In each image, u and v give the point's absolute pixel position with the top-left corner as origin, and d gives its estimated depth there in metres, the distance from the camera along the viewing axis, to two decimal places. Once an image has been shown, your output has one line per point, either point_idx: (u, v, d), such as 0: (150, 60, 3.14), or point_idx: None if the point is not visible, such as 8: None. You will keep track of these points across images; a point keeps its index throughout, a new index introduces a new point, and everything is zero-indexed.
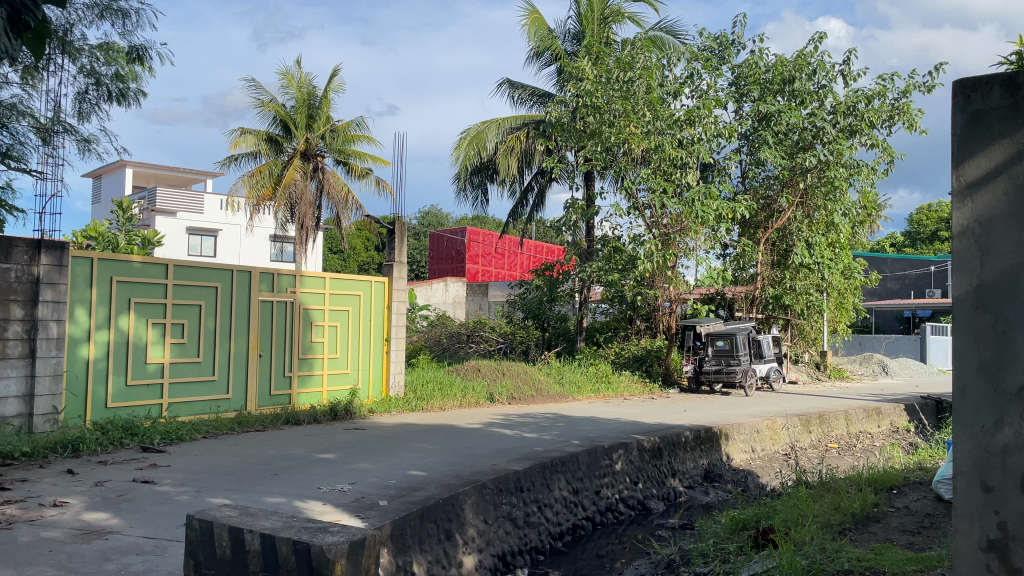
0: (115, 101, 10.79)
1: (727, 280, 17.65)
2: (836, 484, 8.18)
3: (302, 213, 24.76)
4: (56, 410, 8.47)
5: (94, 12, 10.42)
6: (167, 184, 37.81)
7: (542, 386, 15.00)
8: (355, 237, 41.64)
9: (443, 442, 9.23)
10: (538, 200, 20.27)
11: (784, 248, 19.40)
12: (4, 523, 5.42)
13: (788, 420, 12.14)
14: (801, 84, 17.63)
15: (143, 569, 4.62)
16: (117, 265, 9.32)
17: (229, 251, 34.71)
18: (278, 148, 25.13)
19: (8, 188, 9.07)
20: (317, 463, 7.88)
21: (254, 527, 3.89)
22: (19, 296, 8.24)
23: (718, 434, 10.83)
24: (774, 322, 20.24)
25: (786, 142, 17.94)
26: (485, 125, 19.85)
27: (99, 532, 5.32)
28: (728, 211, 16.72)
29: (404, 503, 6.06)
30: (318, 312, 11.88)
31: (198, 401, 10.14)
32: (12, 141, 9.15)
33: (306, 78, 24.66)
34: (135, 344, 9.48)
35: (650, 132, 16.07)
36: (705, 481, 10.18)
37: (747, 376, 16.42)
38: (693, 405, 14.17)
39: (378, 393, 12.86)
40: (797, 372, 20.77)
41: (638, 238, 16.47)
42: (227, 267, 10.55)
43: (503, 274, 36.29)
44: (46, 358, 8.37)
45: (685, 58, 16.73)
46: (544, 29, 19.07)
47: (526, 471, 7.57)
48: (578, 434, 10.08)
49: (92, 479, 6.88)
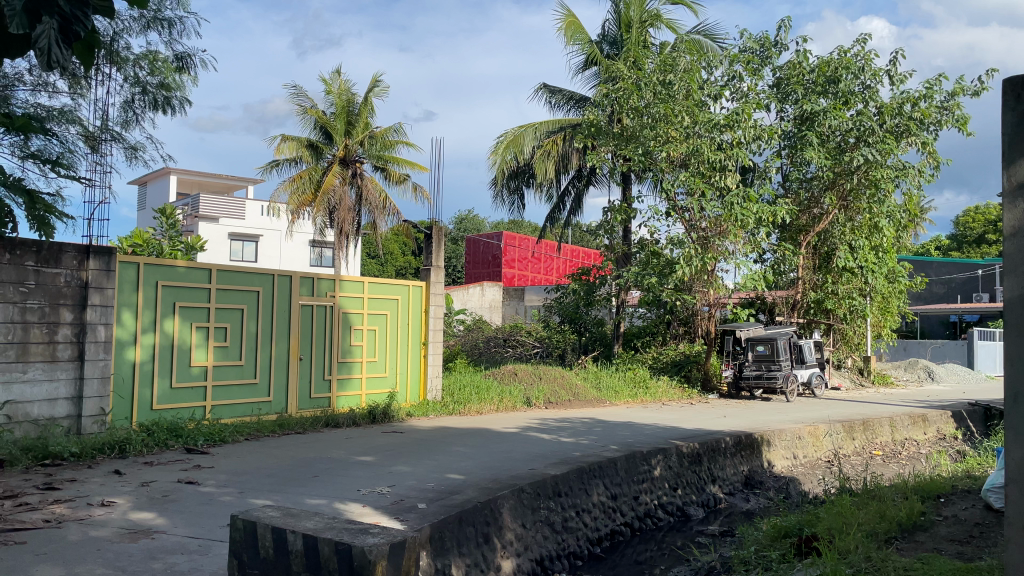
0: (160, 109, 11.01)
1: (768, 284, 17.40)
2: (881, 492, 8.01)
3: (341, 219, 25.06)
4: (104, 412, 8.66)
5: (140, 24, 10.65)
6: (210, 190, 38.50)
7: (579, 391, 14.94)
8: (393, 242, 42.12)
9: (480, 446, 9.26)
10: (576, 204, 20.21)
11: (826, 251, 19.09)
12: (55, 522, 5.54)
13: (831, 426, 11.99)
14: (846, 84, 17.39)
15: (188, 569, 4.68)
16: (162, 270, 9.51)
17: (270, 256, 35.29)
18: (318, 154, 25.41)
19: (58, 196, 9.29)
20: (356, 466, 7.95)
21: (297, 527, 3.93)
22: (68, 300, 8.44)
23: (759, 440, 10.69)
24: (816, 326, 19.90)
25: (829, 144, 17.66)
26: (522, 129, 19.84)
27: (146, 532, 5.40)
28: (769, 214, 16.53)
29: (443, 506, 6.08)
30: (357, 316, 12.01)
31: (240, 404, 10.31)
32: (62, 149, 9.37)
33: (346, 85, 24.95)
34: (179, 347, 9.66)
35: (690, 136, 15.96)
36: (745, 487, 10.04)
37: (788, 382, 16.17)
38: (733, 411, 13.96)
39: (416, 398, 12.93)
40: (839, 378, 20.47)
41: (676, 242, 16.38)
42: (268, 272, 10.70)
43: (539, 278, 36.24)
44: (94, 361, 8.58)
45: (727, 61, 16.62)
46: (581, 33, 19.07)
47: (564, 475, 7.54)
48: (616, 439, 10.06)
49: (138, 479, 7.02)
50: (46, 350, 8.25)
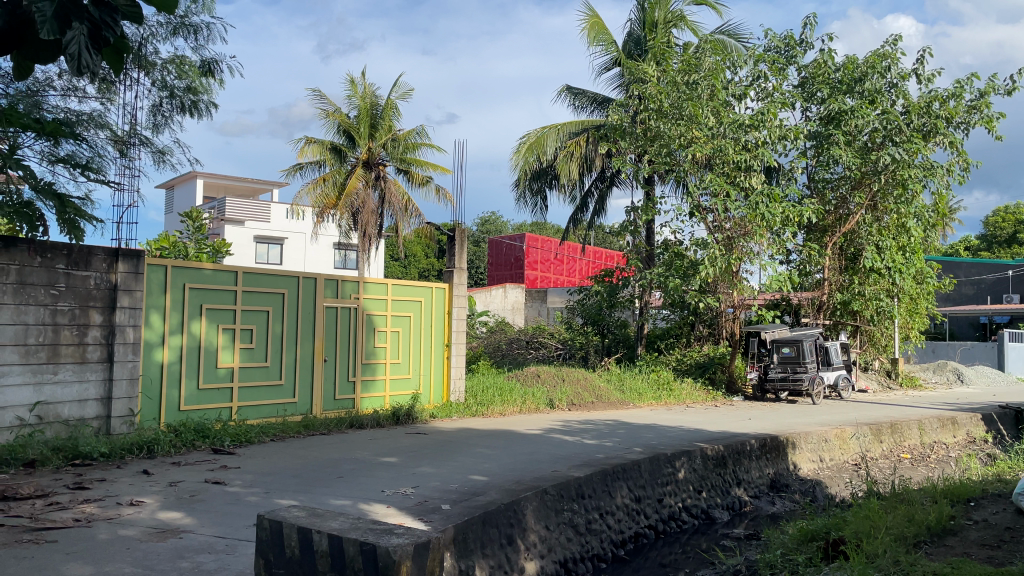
0: (188, 113, 11.15)
1: (794, 285, 17.21)
2: (910, 495, 7.90)
3: (365, 221, 25.25)
4: (133, 413, 8.79)
5: (167, 29, 10.80)
6: (236, 194, 38.91)
7: (602, 393, 14.90)
8: (416, 245, 42.31)
9: (504, 448, 9.26)
10: (599, 205, 20.16)
11: (852, 252, 18.88)
12: (84, 522, 5.60)
13: (858, 429, 11.86)
14: (872, 83, 17.23)
15: (215, 568, 4.73)
16: (190, 273, 9.62)
17: (295, 259, 35.59)
18: (341, 157, 25.52)
19: (87, 200, 9.42)
20: (380, 467, 7.99)
21: (322, 528, 3.96)
22: (98, 302, 8.57)
23: (785, 442, 10.59)
24: (843, 328, 19.64)
25: (855, 143, 17.48)
26: (545, 130, 19.86)
27: (174, 532, 5.47)
28: (795, 214, 16.40)
29: (466, 507, 6.09)
30: (381, 317, 12.07)
31: (266, 405, 10.41)
32: (92, 154, 9.50)
33: (370, 88, 25.08)
34: (206, 349, 9.77)
35: (714, 136, 15.87)
36: (772, 490, 9.96)
37: (815, 385, 16.01)
38: (758, 413, 13.84)
39: (439, 399, 12.97)
40: (867, 380, 20.25)
41: (700, 243, 16.33)
42: (294, 274, 10.78)
43: (562, 279, 36.22)
44: (123, 362, 8.70)
45: (752, 60, 16.50)
46: (604, 34, 19.03)
47: (587, 477, 7.52)
48: (640, 441, 10.03)
49: (166, 479, 7.11)
50: (76, 351, 8.37)
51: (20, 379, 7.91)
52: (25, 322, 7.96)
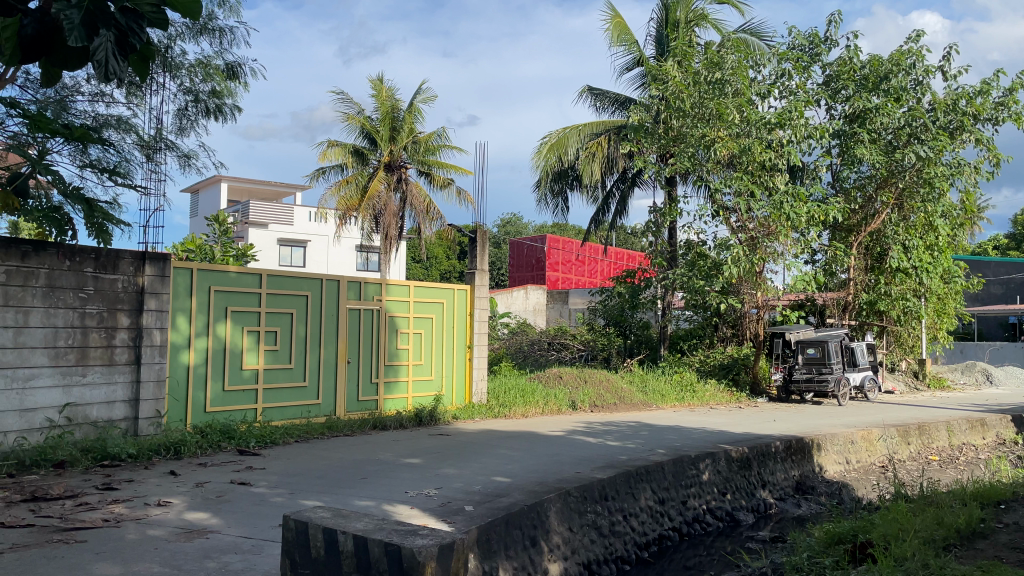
0: (213, 117, 11.26)
1: (818, 285, 17.03)
2: (939, 498, 7.77)
3: (387, 223, 25.37)
4: (160, 414, 8.89)
5: (192, 31, 10.90)
6: (260, 197, 39.27)
7: (624, 395, 14.85)
8: (437, 246, 42.44)
9: (526, 449, 9.25)
10: (621, 205, 20.10)
11: (878, 251, 18.68)
12: (114, 522, 5.68)
13: (885, 430, 11.71)
14: (898, 81, 17.04)
15: (241, 568, 4.77)
16: (215, 276, 9.72)
17: (318, 261, 35.81)
18: (363, 160, 25.69)
19: (115, 204, 9.55)
20: (403, 468, 8.02)
21: (347, 528, 3.98)
22: (125, 304, 8.68)
23: (810, 444, 10.50)
24: (868, 329, 19.39)
25: (880, 141, 17.30)
26: (567, 132, 19.81)
27: (201, 532, 5.52)
28: (820, 213, 16.25)
29: (490, 509, 6.10)
30: (403, 320, 12.12)
31: (291, 406, 10.50)
32: (120, 159, 9.63)
33: (391, 91, 25.20)
34: (231, 351, 9.86)
35: (738, 135, 15.77)
36: (797, 492, 9.88)
37: (840, 386, 15.85)
38: (784, 415, 13.73)
39: (461, 401, 13.00)
40: (894, 381, 20.01)
41: (724, 244, 16.24)
42: (317, 276, 10.86)
43: (583, 280, 36.16)
44: (150, 364, 8.81)
45: (775, 59, 16.37)
46: (627, 33, 18.99)
47: (611, 479, 7.49)
48: (663, 443, 9.97)
49: (193, 480, 7.19)
50: (104, 354, 8.48)
51: (50, 380, 8.03)
52: (54, 325, 8.08)
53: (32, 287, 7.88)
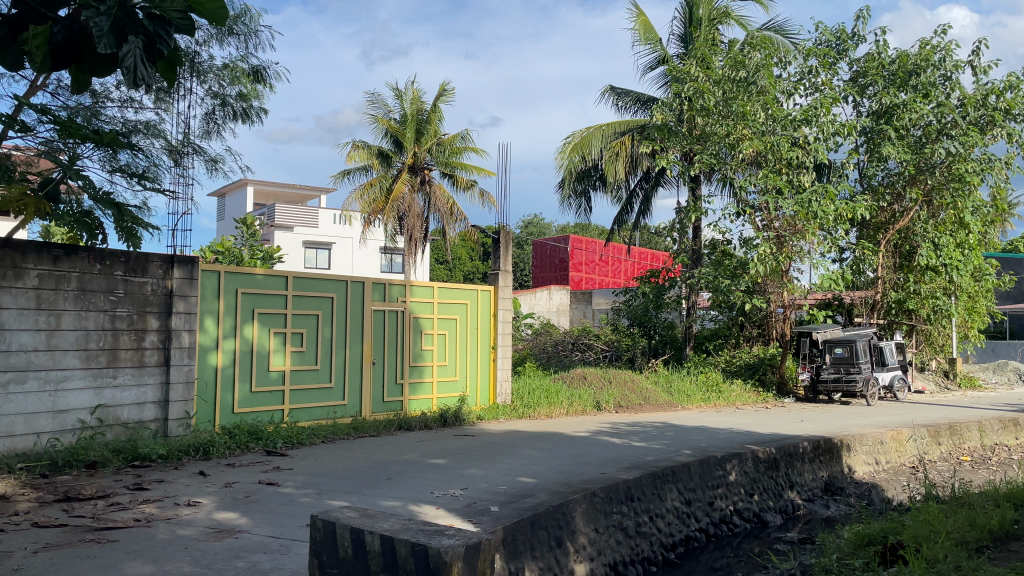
0: (240, 120, 11.40)
1: (846, 284, 16.84)
2: (971, 499, 7.64)
3: (411, 225, 25.44)
4: (189, 415, 9.00)
5: (218, 36, 11.01)
6: (285, 200, 39.67)
7: (650, 395, 14.80)
8: (461, 247, 42.57)
9: (551, 450, 9.24)
10: (644, 205, 20.04)
11: (907, 249, 18.45)
12: (144, 522, 5.75)
13: (915, 430, 11.57)
14: (927, 76, 16.80)
15: (269, 567, 4.82)
16: (242, 278, 9.82)
17: (343, 263, 36.04)
18: (387, 162, 25.86)
19: (144, 208, 9.68)
20: (429, 468, 8.06)
21: (374, 528, 4.01)
22: (155, 307, 8.79)
23: (839, 445, 10.39)
24: (897, 327, 19.13)
25: (909, 138, 17.10)
26: (590, 131, 19.73)
27: (230, 532, 5.59)
28: (848, 211, 16.07)
29: (516, 510, 6.10)
30: (427, 321, 12.17)
31: (317, 407, 10.58)
32: (148, 163, 9.76)
33: (415, 94, 25.39)
34: (259, 352, 9.96)
35: (763, 133, 15.67)
36: (826, 493, 9.78)
37: (869, 386, 15.68)
38: (810, 415, 13.61)
39: (486, 401, 13.02)
40: (924, 381, 19.72)
41: (749, 242, 16.14)
42: (342, 278, 10.93)
43: (607, 280, 36.09)
44: (179, 366, 8.92)
45: (801, 56, 16.22)
46: (651, 32, 18.93)
47: (637, 480, 7.47)
48: (689, 443, 9.93)
49: (222, 480, 7.27)
50: (135, 355, 8.60)
51: (81, 382, 8.16)
52: (86, 328, 8.20)
53: (64, 290, 8.01)
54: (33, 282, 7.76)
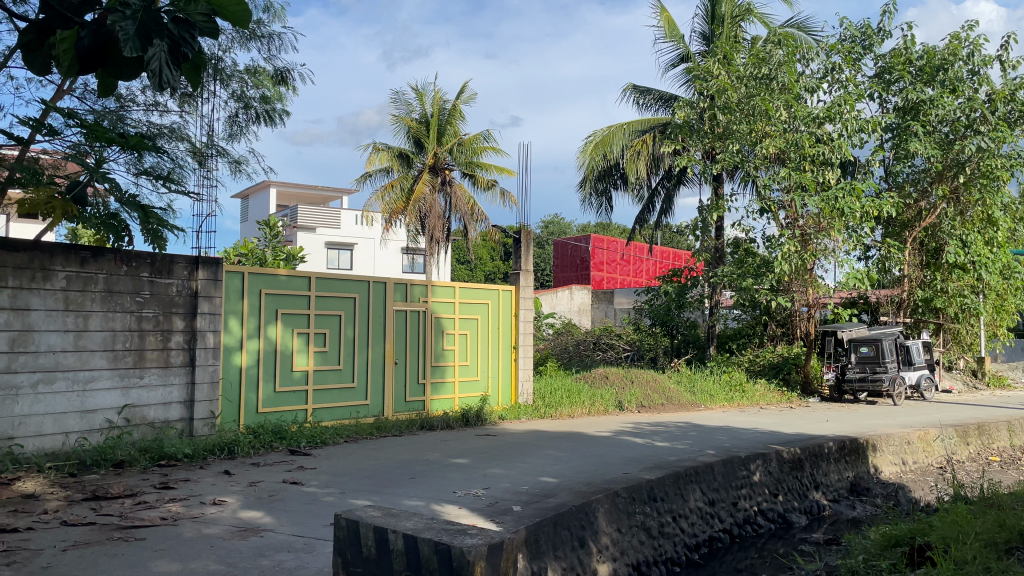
0: (263, 122, 11.49)
1: (872, 282, 16.62)
2: (1000, 500, 7.51)
3: (432, 225, 25.52)
4: (214, 415, 9.09)
5: (241, 39, 11.11)
6: (307, 202, 39.93)
7: (672, 395, 14.72)
8: (482, 247, 42.64)
9: (573, 450, 9.21)
10: (666, 204, 19.96)
11: (933, 247, 18.22)
12: (170, 520, 5.81)
13: (943, 430, 11.42)
14: (955, 71, 16.58)
15: (294, 566, 4.85)
16: (266, 278, 9.90)
17: (365, 264, 36.23)
18: (408, 163, 25.95)
19: (169, 209, 9.79)
20: (452, 468, 8.08)
21: (397, 527, 4.02)
22: (180, 308, 8.88)
23: (865, 444, 10.27)
24: (924, 326, 18.88)
25: (936, 134, 16.88)
26: (612, 129, 19.67)
27: (254, 530, 5.63)
28: (874, 209, 15.88)
29: (538, 509, 6.10)
30: (449, 321, 12.19)
31: (340, 407, 10.64)
32: (173, 165, 9.86)
33: (436, 94, 25.45)
34: (283, 352, 10.03)
35: (786, 131, 15.56)
36: (852, 494, 9.67)
37: (895, 385, 15.51)
38: (836, 415, 13.47)
39: (508, 401, 13.03)
40: (952, 380, 19.47)
41: (773, 241, 16.02)
42: (364, 279, 10.98)
43: (629, 280, 35.98)
44: (204, 366, 9.01)
45: (824, 52, 16.07)
46: (674, 29, 18.83)
47: (660, 480, 7.43)
48: (713, 443, 9.87)
49: (246, 479, 7.33)
50: (160, 356, 8.69)
51: (109, 383, 8.26)
52: (113, 329, 8.30)
53: (91, 292, 8.11)
54: (61, 283, 7.87)
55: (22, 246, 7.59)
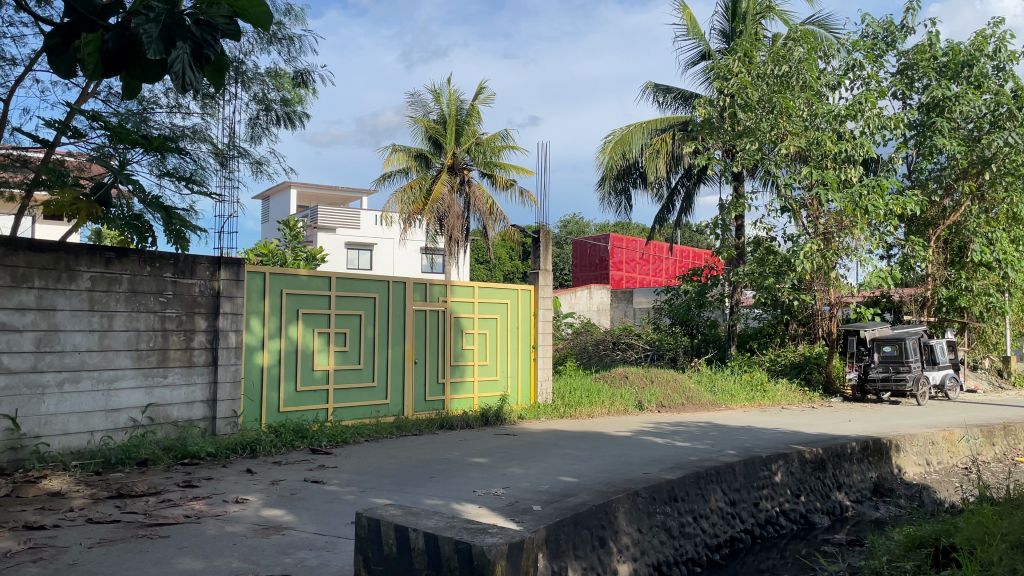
0: (284, 124, 11.58)
1: (896, 280, 16.40)
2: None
3: (451, 225, 25.60)
4: (236, 414, 9.17)
5: (262, 42, 11.20)
6: (327, 202, 40.15)
7: (692, 395, 14.65)
8: (501, 247, 42.67)
9: (593, 450, 9.20)
10: (686, 203, 19.88)
11: (958, 245, 17.99)
12: (194, 518, 5.87)
13: (968, 430, 11.30)
14: (980, 68, 16.35)
15: (317, 564, 4.89)
16: (287, 279, 9.97)
17: (385, 264, 36.37)
18: (427, 164, 26.02)
19: (191, 210, 9.88)
20: (472, 467, 8.10)
21: (418, 526, 4.03)
22: (203, 308, 8.97)
23: (888, 445, 10.17)
24: (948, 325, 18.68)
25: (961, 131, 16.68)
26: (631, 128, 19.62)
27: (277, 528, 5.68)
28: (897, 207, 15.72)
29: (558, 509, 6.11)
30: (468, 321, 12.21)
31: (360, 406, 10.69)
32: (195, 167, 9.96)
33: (454, 94, 25.51)
34: (303, 352, 10.10)
35: (807, 128, 15.44)
36: (875, 495, 9.58)
37: (919, 385, 15.36)
38: (859, 415, 13.34)
39: (527, 401, 13.04)
40: (977, 380, 19.25)
41: (794, 239, 15.91)
42: (384, 278, 11.03)
43: (648, 279, 35.88)
44: (226, 365, 9.10)
45: (845, 49, 15.93)
46: (694, 27, 18.73)
47: (680, 480, 7.41)
48: (734, 443, 9.83)
49: (268, 478, 7.38)
50: (183, 356, 8.79)
51: (133, 382, 8.36)
52: (137, 329, 8.40)
53: (116, 292, 8.21)
54: (86, 284, 7.98)
55: (47, 247, 7.69)
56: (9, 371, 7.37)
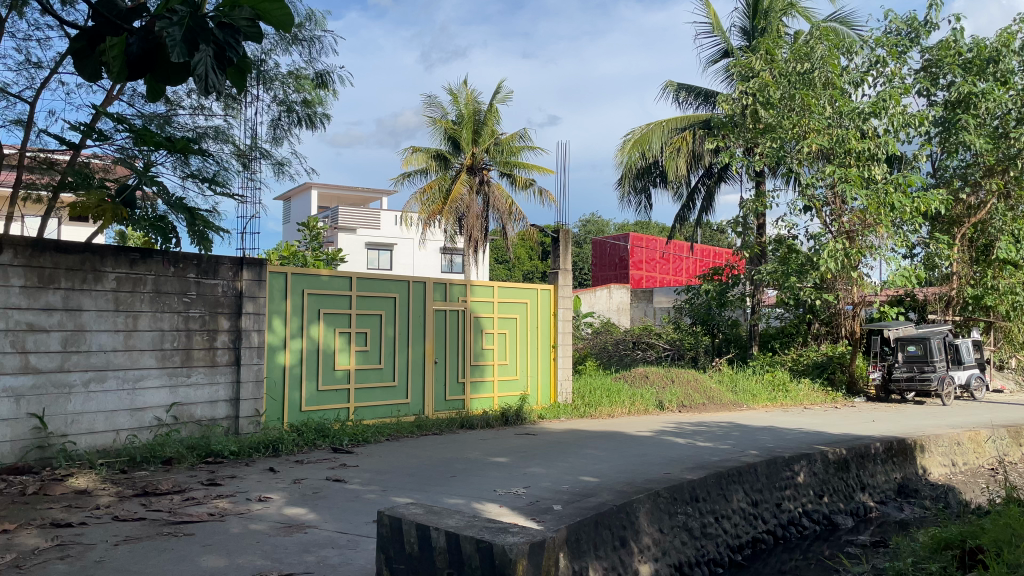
0: (305, 126, 11.66)
1: (920, 279, 16.20)
2: None
3: (470, 225, 25.67)
4: (259, 413, 9.25)
5: (284, 43, 11.28)
6: (348, 203, 40.34)
7: (714, 394, 14.57)
8: (520, 247, 42.68)
9: (614, 450, 9.18)
10: (706, 202, 19.78)
11: (983, 243, 17.74)
12: (218, 516, 5.93)
13: (994, 431, 11.16)
14: (1006, 64, 16.11)
15: (339, 562, 4.92)
16: (308, 279, 10.03)
17: (405, 264, 36.48)
18: (446, 164, 26.07)
19: (214, 211, 9.99)
20: (492, 466, 8.11)
21: (440, 525, 4.05)
22: (226, 309, 9.05)
23: (912, 445, 10.06)
24: (974, 325, 18.44)
25: (986, 127, 16.45)
26: (650, 127, 19.52)
27: (299, 527, 5.72)
28: (922, 205, 15.54)
29: (578, 508, 6.10)
30: (488, 320, 12.23)
31: (380, 406, 10.74)
32: (218, 168, 10.06)
33: (472, 94, 25.53)
34: (325, 352, 10.16)
35: (829, 126, 15.31)
36: (899, 496, 9.48)
37: (944, 385, 15.19)
38: (883, 415, 13.20)
39: (547, 400, 13.04)
40: (1002, 380, 19.02)
41: (816, 238, 15.77)
42: (404, 278, 11.07)
43: (669, 279, 35.74)
44: (249, 365, 9.18)
45: (868, 46, 15.79)
46: (715, 25, 18.63)
47: (702, 480, 7.38)
48: (756, 443, 9.76)
49: (290, 477, 7.43)
50: (207, 355, 8.88)
51: (157, 381, 8.45)
52: (161, 328, 8.50)
53: (140, 292, 8.31)
54: (111, 284, 8.08)
55: (74, 248, 7.79)
56: (36, 370, 7.47)
